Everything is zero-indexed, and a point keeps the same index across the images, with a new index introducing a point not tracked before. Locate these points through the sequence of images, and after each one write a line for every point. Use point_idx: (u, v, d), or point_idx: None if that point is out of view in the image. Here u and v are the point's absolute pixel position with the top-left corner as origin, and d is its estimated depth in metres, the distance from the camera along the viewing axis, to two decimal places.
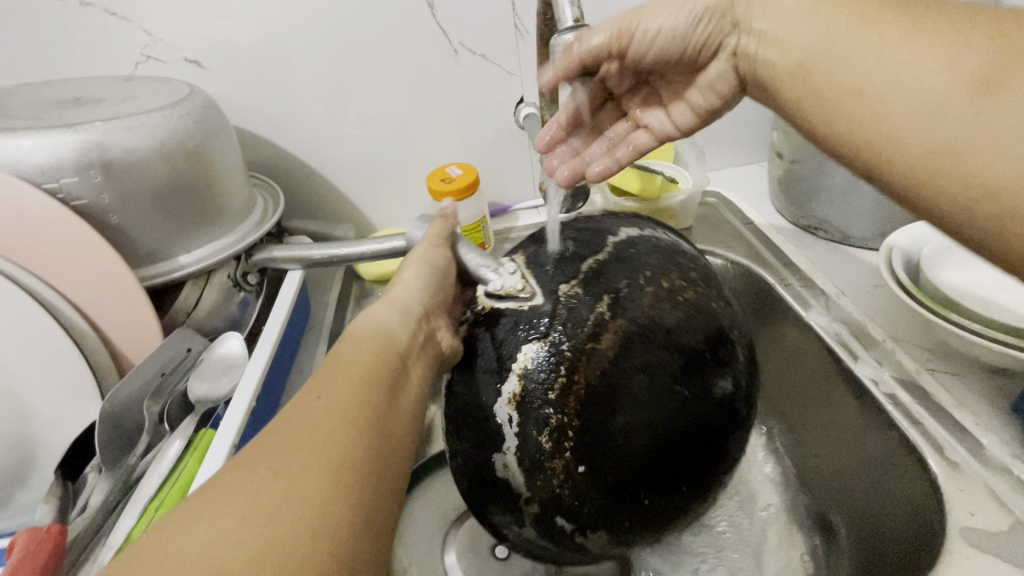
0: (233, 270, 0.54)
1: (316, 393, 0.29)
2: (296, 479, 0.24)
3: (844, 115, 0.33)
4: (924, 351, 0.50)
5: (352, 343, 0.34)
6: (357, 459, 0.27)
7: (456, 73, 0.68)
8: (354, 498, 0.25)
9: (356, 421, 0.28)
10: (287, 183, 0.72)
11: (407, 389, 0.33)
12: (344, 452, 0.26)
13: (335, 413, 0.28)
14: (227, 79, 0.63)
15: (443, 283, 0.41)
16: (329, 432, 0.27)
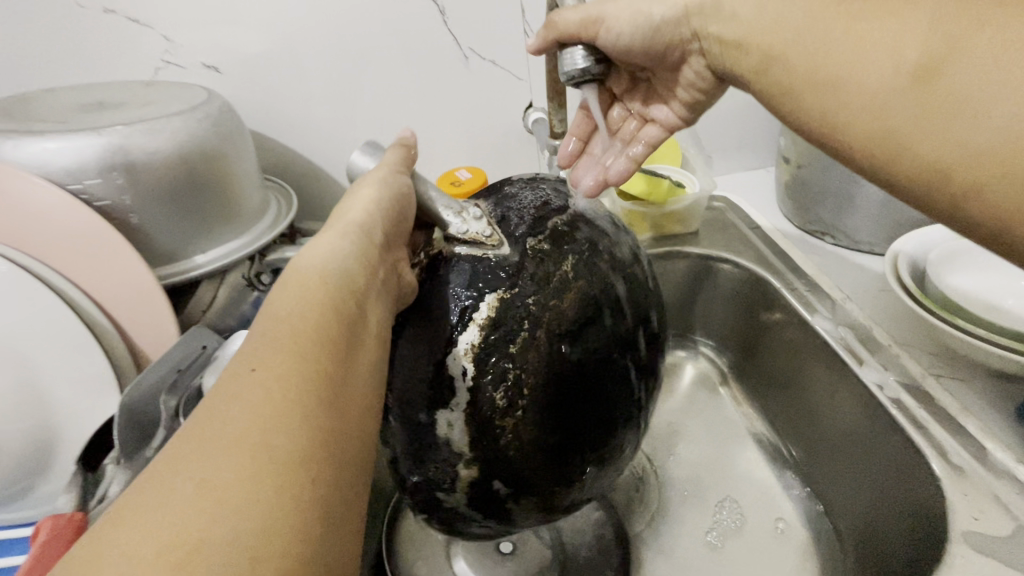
0: (247, 269, 0.55)
1: (249, 364, 0.24)
2: (223, 494, 0.20)
3: (809, 114, 0.36)
4: (929, 357, 0.50)
5: (291, 286, 0.28)
6: (306, 446, 0.22)
7: (466, 78, 0.69)
8: (310, 501, 0.21)
9: (297, 396, 0.23)
10: (299, 186, 0.73)
11: (361, 356, 0.28)
12: (288, 434, 0.22)
13: (272, 388, 0.23)
14: (243, 84, 0.65)
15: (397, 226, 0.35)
16: (270, 420, 0.22)
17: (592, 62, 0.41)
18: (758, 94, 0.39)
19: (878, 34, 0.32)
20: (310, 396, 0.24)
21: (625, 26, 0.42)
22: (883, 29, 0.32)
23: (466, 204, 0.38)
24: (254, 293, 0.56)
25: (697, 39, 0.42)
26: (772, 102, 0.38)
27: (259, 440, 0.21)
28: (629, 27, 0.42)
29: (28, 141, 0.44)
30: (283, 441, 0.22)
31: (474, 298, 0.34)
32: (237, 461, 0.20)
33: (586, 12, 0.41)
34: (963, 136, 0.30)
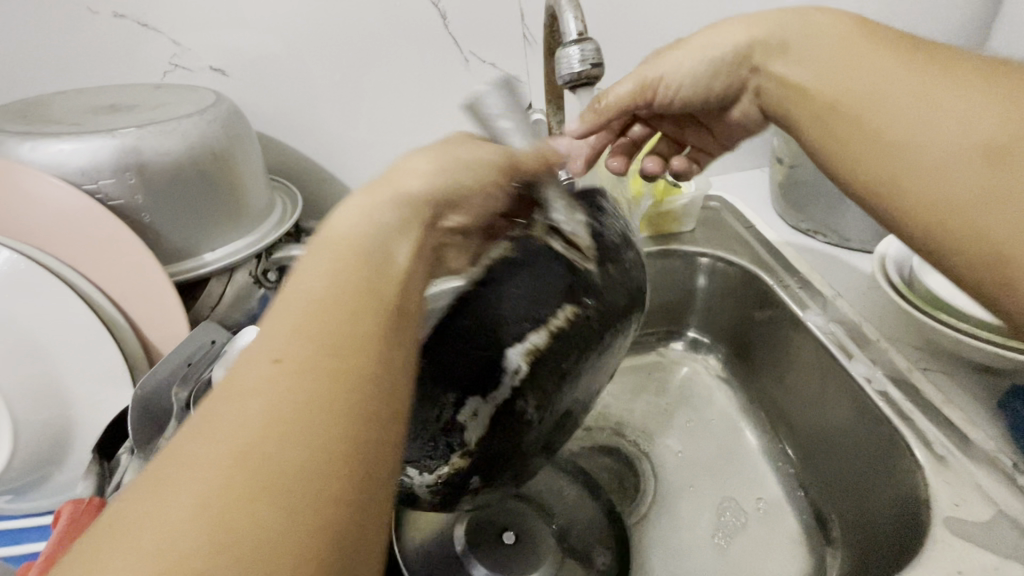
0: (255, 267, 0.57)
1: (271, 351, 0.20)
2: (252, 504, 0.17)
3: (873, 170, 0.38)
4: (917, 351, 0.51)
5: (317, 259, 0.24)
6: (345, 446, 0.19)
7: (467, 81, 0.71)
8: (353, 508, 0.19)
9: (301, 420, 0.19)
10: (304, 186, 0.75)
11: (389, 367, 0.22)
12: (280, 472, 0.18)
13: (299, 385, 0.20)
14: (249, 87, 0.67)
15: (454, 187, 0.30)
16: (305, 422, 0.19)
17: (588, 66, 0.42)
18: (807, 139, 0.43)
19: (942, 99, 0.36)
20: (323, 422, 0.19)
21: (687, 69, 0.48)
22: (953, 101, 0.35)
23: (574, 202, 0.37)
24: (261, 290, 0.58)
25: (754, 77, 0.47)
26: (827, 146, 0.41)
27: (248, 473, 0.18)
28: (688, 78, 0.49)
29: (45, 143, 0.46)
30: (278, 476, 0.18)
31: (550, 306, 0.34)
32: (220, 498, 0.17)
33: (636, 80, 0.49)
34: (978, 219, 0.33)
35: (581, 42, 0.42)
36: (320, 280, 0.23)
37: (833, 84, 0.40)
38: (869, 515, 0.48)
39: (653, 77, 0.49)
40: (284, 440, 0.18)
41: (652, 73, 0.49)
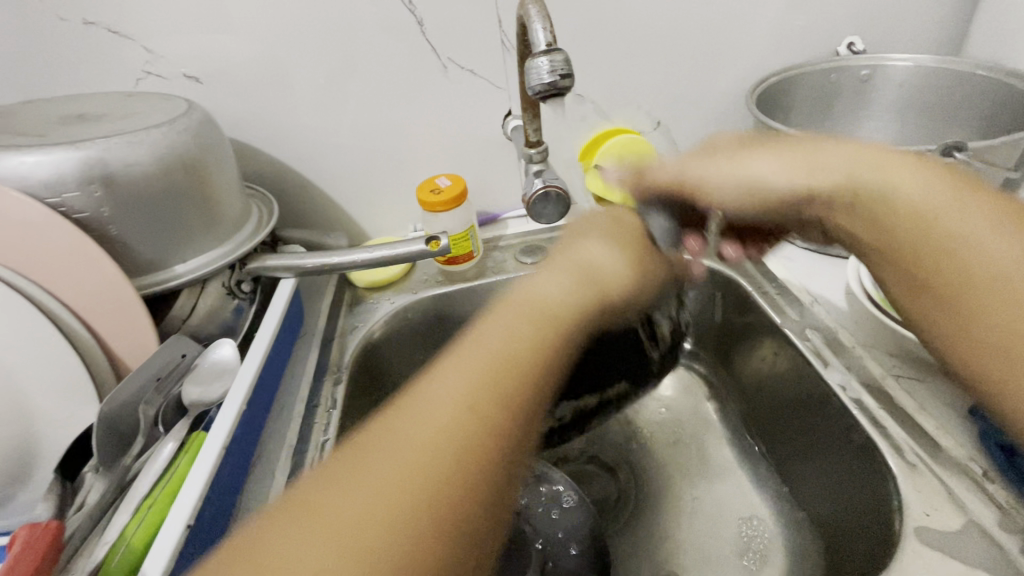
0: (228, 278, 0.57)
1: (464, 402, 0.30)
2: (405, 515, 0.25)
3: (941, 313, 0.42)
4: (893, 357, 0.51)
5: (510, 325, 0.35)
6: (469, 498, 0.27)
7: (446, 86, 0.70)
8: (458, 546, 0.26)
9: (475, 445, 0.29)
10: (282, 193, 0.74)
11: (529, 425, 0.31)
12: (458, 480, 0.27)
13: (457, 437, 0.29)
14: (224, 94, 0.66)
15: (589, 283, 0.41)
16: (453, 467, 0.28)
17: (558, 77, 0.41)
18: (896, 288, 0.46)
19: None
20: (482, 457, 0.29)
21: (726, 186, 0.47)
22: None
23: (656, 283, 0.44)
24: (235, 301, 0.58)
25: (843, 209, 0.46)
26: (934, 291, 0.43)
27: (434, 476, 0.27)
28: (758, 192, 0.47)
29: (6, 156, 0.45)
30: (452, 480, 0.27)
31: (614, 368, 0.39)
32: (413, 481, 0.27)
33: (679, 175, 0.49)
34: None
35: (548, 53, 0.42)
36: (501, 346, 0.34)
37: (870, 227, 0.45)
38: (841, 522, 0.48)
39: (698, 175, 0.48)
40: (462, 454, 0.28)
41: (694, 177, 0.48)
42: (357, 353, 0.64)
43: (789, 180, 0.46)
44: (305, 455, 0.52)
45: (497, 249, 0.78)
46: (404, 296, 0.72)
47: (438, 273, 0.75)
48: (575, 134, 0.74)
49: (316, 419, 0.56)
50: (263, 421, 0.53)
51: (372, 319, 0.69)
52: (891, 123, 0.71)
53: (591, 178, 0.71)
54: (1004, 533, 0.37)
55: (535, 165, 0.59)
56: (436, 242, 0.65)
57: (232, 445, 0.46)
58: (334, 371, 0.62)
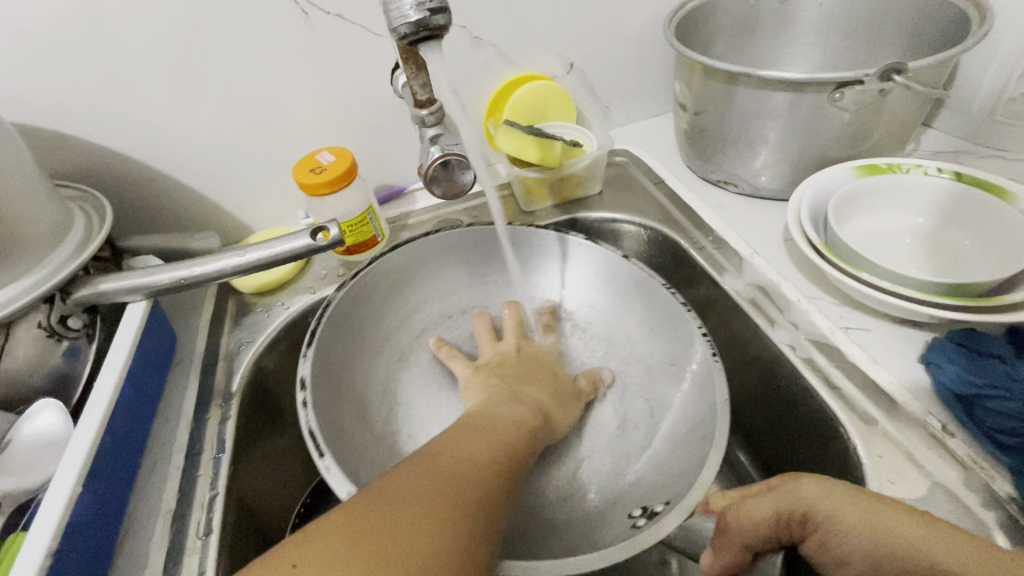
0: (47, 316, 0.44)
1: (438, 466, 0.34)
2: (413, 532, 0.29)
3: None
4: (841, 308, 0.47)
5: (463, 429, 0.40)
6: (448, 516, 0.31)
7: (311, 38, 0.57)
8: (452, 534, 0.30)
9: (499, 472, 0.36)
10: (124, 192, 0.59)
11: (491, 535, 0.32)
12: (470, 495, 0.33)
13: (424, 505, 0.31)
14: (5, 67, 0.49)
15: (544, 369, 0.51)
16: (413, 509, 0.30)
17: (427, 12, 0.32)
18: None
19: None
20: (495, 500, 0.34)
21: (843, 513, 0.34)
22: None
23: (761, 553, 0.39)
24: (65, 344, 0.45)
25: None
26: None
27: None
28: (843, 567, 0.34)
29: None
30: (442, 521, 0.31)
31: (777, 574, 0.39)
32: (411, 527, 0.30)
33: (783, 497, 0.36)
34: None
35: None
36: (460, 452, 0.36)
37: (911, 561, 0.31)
38: (787, 458, 0.49)
39: (807, 507, 0.35)
40: (470, 483, 0.34)
41: (806, 506, 0.35)
42: (247, 377, 0.53)
43: (870, 514, 0.33)
44: (187, 518, 0.43)
45: (406, 228, 0.67)
46: (300, 298, 0.60)
47: (339, 265, 0.63)
48: (479, 85, 0.63)
49: (200, 471, 0.45)
50: (127, 489, 0.42)
51: (261, 332, 0.57)
52: (816, 50, 0.66)
53: (503, 137, 0.61)
54: (969, 494, 0.35)
55: (428, 130, 0.48)
56: (326, 232, 0.52)
57: (74, 538, 0.35)
58: (220, 405, 0.51)
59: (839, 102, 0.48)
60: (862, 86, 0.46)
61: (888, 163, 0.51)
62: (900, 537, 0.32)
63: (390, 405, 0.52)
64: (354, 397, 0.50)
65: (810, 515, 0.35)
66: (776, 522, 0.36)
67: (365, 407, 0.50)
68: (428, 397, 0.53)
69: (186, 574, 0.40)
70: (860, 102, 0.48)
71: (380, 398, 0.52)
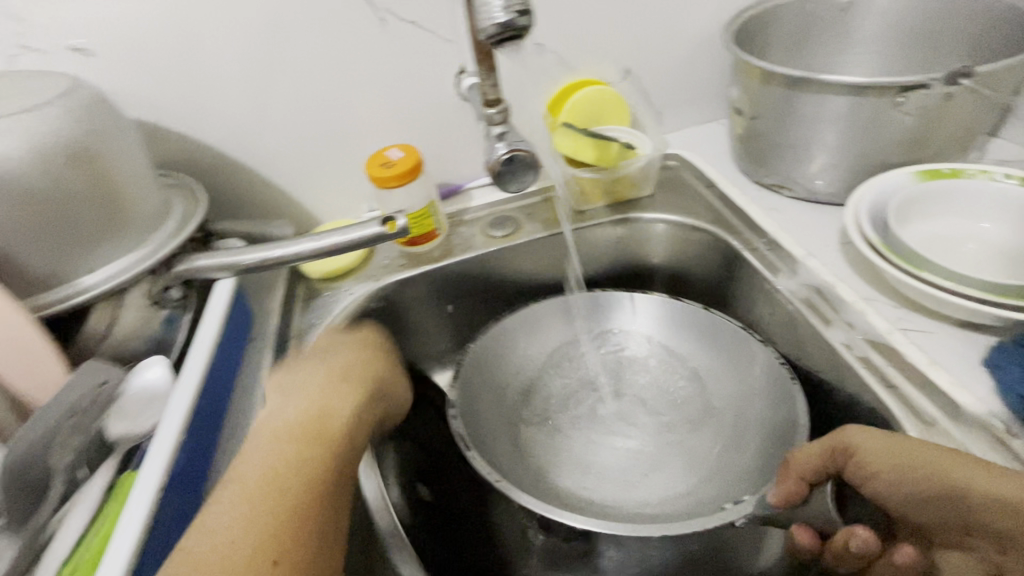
0: (151, 286, 0.49)
1: (223, 500, 0.33)
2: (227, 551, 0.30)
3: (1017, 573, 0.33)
4: (898, 310, 0.47)
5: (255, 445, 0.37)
6: (280, 486, 0.34)
7: (387, 44, 0.61)
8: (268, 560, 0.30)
9: (292, 488, 0.34)
10: (213, 183, 0.65)
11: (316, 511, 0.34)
12: (260, 541, 0.31)
13: (246, 518, 0.32)
14: (122, 68, 0.56)
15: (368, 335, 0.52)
16: (239, 537, 0.31)
17: (513, 16, 0.35)
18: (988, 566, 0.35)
19: None
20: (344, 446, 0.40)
21: (878, 447, 0.38)
22: None
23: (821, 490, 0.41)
24: (164, 311, 0.50)
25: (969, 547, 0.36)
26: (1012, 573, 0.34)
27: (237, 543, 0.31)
28: (880, 492, 0.39)
29: None
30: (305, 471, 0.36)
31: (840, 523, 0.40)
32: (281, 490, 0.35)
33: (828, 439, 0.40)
34: None
35: None
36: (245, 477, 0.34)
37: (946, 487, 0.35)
38: None
39: (850, 446, 0.39)
40: (269, 504, 0.33)
41: (847, 444, 0.39)
42: None
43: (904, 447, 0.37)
44: None
45: (463, 223, 0.71)
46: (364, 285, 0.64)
47: (400, 256, 0.67)
48: (539, 89, 0.66)
49: None
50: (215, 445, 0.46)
51: (329, 315, 0.61)
52: (875, 57, 0.66)
53: (561, 139, 0.64)
54: None
55: (496, 127, 0.51)
56: (393, 222, 0.55)
57: (175, 482, 0.39)
58: None
59: (902, 105, 0.48)
60: (925, 90, 0.46)
61: (950, 168, 0.51)
62: (924, 463, 0.36)
63: (512, 429, 0.56)
64: (487, 415, 0.55)
65: (851, 454, 0.39)
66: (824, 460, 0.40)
67: (493, 434, 0.54)
68: (541, 424, 0.57)
69: None
70: (924, 106, 0.48)
71: (506, 427, 0.56)
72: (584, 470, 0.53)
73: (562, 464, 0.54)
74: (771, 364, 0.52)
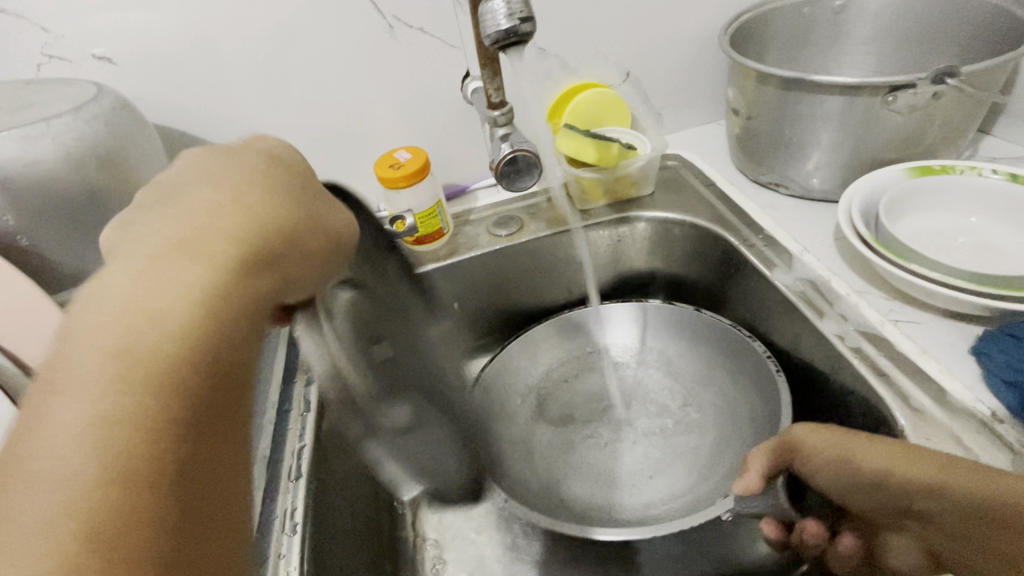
0: None
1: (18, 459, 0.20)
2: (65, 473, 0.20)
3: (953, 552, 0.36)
4: (890, 302, 0.49)
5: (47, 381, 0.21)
6: (109, 405, 0.21)
7: (395, 49, 0.64)
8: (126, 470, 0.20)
9: (124, 407, 0.21)
10: None
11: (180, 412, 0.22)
12: (104, 456, 0.20)
13: (79, 429, 0.20)
14: (142, 75, 0.58)
15: (235, 166, 0.30)
16: (63, 460, 0.20)
17: (516, 22, 0.37)
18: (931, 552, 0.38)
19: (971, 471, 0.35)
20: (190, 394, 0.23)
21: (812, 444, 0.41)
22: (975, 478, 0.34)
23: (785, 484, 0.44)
24: None
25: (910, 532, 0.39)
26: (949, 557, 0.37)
27: (76, 476, 0.20)
28: (824, 483, 0.42)
29: None
30: (140, 414, 0.21)
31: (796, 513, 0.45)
32: (91, 456, 0.20)
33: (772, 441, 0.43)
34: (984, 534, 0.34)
35: None
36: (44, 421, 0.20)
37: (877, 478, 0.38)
38: None
39: (792, 445, 0.42)
40: (86, 456, 0.20)
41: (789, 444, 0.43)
42: None
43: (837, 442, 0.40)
44: (280, 463, 0.48)
45: (469, 223, 0.72)
46: None
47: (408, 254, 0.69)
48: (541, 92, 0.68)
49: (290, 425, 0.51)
50: None
51: None
52: (870, 58, 0.68)
53: (563, 140, 0.66)
54: None
55: (500, 128, 0.53)
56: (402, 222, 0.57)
57: None
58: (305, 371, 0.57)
59: (892, 104, 0.50)
60: (914, 90, 0.48)
61: (941, 165, 0.53)
62: (855, 455, 0.39)
63: (522, 446, 0.58)
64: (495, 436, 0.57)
65: (794, 452, 0.42)
66: (773, 457, 0.43)
67: (501, 455, 0.56)
68: (551, 433, 0.59)
69: (283, 507, 0.45)
70: (913, 104, 0.50)
71: (517, 447, 0.58)
72: (592, 477, 0.55)
73: (572, 472, 0.55)
74: (760, 360, 0.54)
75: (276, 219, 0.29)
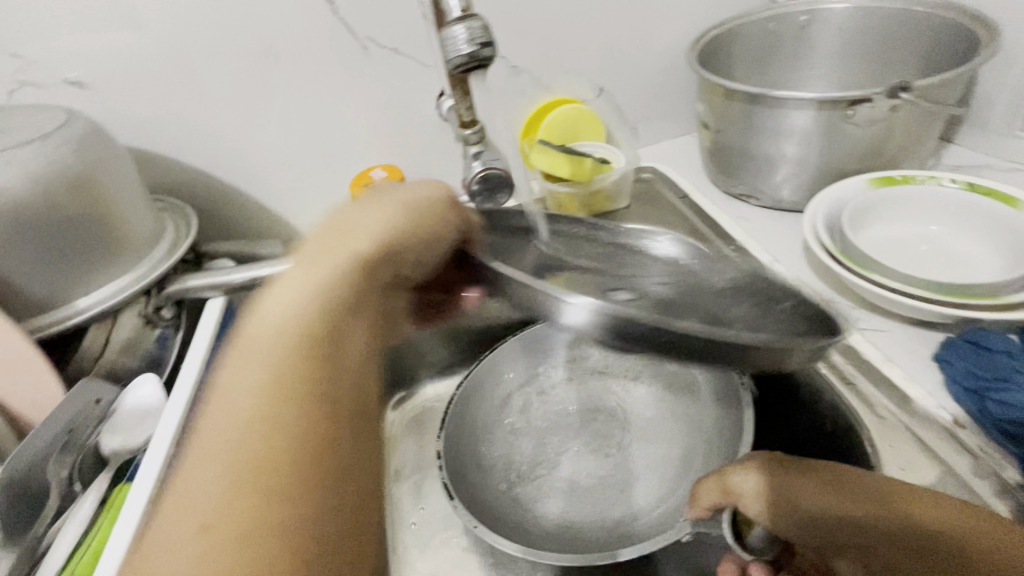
0: (144, 306, 0.51)
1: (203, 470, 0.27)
2: (234, 487, 0.26)
3: None
4: (856, 310, 0.50)
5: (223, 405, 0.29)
6: (269, 443, 0.28)
7: (369, 69, 0.64)
8: (280, 492, 0.27)
9: (279, 441, 0.28)
10: (203, 206, 0.67)
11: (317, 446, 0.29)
12: (263, 478, 0.27)
13: (240, 455, 0.27)
14: (116, 99, 0.58)
15: (405, 215, 0.37)
16: (226, 485, 0.26)
17: (477, 47, 0.38)
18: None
19: (930, 505, 0.35)
20: (306, 422, 0.29)
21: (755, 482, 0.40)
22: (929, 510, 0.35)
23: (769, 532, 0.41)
24: (156, 330, 0.52)
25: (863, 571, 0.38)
26: None
27: (233, 492, 0.26)
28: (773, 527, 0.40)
29: None
30: (278, 456, 0.28)
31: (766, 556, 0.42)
32: (254, 482, 0.27)
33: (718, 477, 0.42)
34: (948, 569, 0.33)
35: (464, 20, 0.38)
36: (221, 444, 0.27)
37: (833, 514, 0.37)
38: None
39: (740, 483, 0.40)
40: (247, 472, 0.27)
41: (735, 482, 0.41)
42: None
43: (785, 476, 0.40)
44: None
45: None
46: None
47: None
48: (516, 108, 0.69)
49: None
50: None
51: None
52: (835, 71, 0.69)
53: (537, 155, 0.67)
54: (979, 481, 0.38)
55: (473, 146, 0.54)
56: None
57: None
58: None
59: (852, 118, 0.51)
60: (871, 104, 0.50)
61: (902, 175, 0.54)
62: (805, 492, 0.38)
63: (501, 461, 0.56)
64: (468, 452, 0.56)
65: (742, 492, 0.40)
66: (724, 496, 0.41)
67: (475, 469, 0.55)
68: (529, 439, 0.58)
69: None
70: (872, 117, 0.51)
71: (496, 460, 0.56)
72: (567, 492, 0.54)
73: (549, 489, 0.54)
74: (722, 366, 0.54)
75: (378, 272, 0.36)
